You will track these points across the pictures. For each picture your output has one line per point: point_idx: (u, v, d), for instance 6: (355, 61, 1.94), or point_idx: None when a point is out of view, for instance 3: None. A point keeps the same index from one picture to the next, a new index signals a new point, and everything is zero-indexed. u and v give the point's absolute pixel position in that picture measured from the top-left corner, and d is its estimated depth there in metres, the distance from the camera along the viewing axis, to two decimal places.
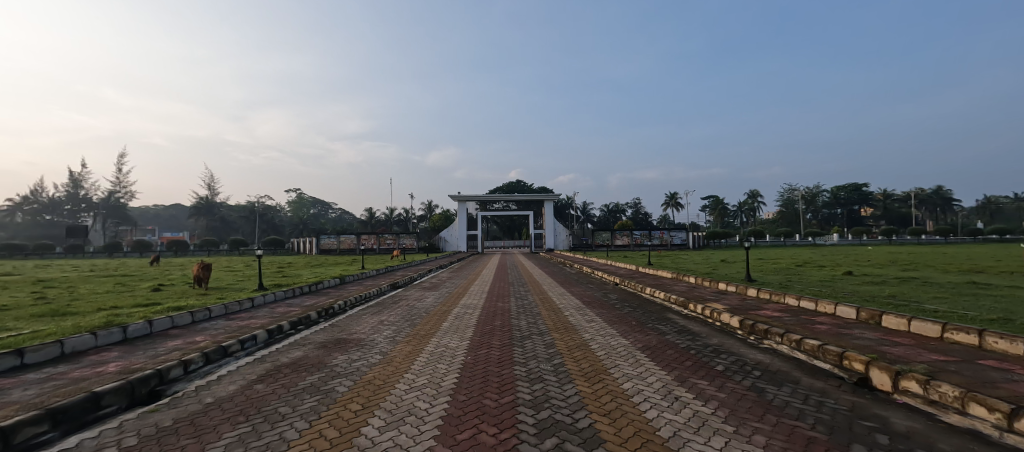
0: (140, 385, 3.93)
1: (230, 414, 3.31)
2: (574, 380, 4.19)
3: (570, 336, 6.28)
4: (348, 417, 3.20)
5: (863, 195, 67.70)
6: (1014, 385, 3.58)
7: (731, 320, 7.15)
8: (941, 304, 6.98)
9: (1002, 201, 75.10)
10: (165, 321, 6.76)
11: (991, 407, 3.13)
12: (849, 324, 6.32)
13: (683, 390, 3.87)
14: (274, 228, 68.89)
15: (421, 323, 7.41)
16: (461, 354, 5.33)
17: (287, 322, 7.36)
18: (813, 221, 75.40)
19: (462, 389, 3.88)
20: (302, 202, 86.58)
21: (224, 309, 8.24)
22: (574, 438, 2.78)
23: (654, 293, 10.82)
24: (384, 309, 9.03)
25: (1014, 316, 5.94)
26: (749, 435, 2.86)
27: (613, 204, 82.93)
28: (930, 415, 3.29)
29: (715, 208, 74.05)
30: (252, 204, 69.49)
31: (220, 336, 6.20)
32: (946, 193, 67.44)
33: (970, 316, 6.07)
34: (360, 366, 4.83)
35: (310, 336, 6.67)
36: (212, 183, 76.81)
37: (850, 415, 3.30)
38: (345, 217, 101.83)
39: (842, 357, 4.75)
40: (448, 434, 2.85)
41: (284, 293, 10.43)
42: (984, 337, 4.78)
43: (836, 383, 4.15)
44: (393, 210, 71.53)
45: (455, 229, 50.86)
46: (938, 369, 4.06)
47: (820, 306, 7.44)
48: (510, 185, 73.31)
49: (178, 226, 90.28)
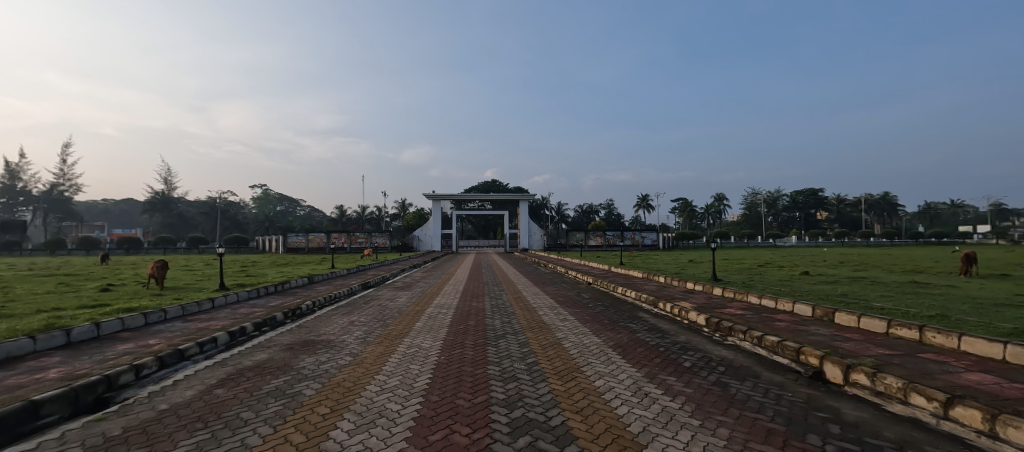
0: (86, 392, 3.68)
1: (187, 420, 3.15)
2: (547, 378, 4.25)
3: (544, 335, 6.33)
4: (315, 420, 3.10)
5: (819, 200, 71.85)
6: (948, 376, 3.90)
7: (699, 318, 7.42)
8: (886, 301, 7.50)
9: (939, 208, 81.12)
10: (114, 324, 6.33)
11: (930, 397, 3.42)
12: (806, 321, 6.69)
13: (652, 386, 3.98)
14: (237, 224, 65.82)
15: (394, 323, 7.29)
16: (434, 354, 5.28)
17: (251, 324, 7.07)
18: (773, 223, 79.00)
19: (435, 390, 3.85)
20: (268, 199, 83.22)
21: (181, 310, 7.80)
22: (546, 436, 2.81)
23: (625, 292, 11.06)
24: (355, 309, 8.80)
25: (949, 313, 6.47)
26: (714, 428, 2.98)
27: (588, 205, 84.16)
28: (876, 405, 3.54)
29: (684, 209, 76.73)
30: (212, 199, 65.92)
31: (176, 339, 5.87)
32: (892, 199, 72.25)
33: (911, 312, 6.56)
34: (328, 368, 4.69)
35: (276, 337, 6.43)
36: (169, 175, 72.12)
37: (806, 406, 3.50)
38: (315, 215, 98.57)
39: (799, 352, 5.02)
40: (420, 435, 2.82)
41: (247, 294, 9.96)
42: (924, 332, 5.18)
43: (794, 377, 4.39)
44: (365, 208, 69.69)
45: (432, 226, 49.94)
46: (884, 362, 4.38)
47: (780, 304, 7.85)
48: (485, 184, 72.66)
49: (129, 223, 84.24)
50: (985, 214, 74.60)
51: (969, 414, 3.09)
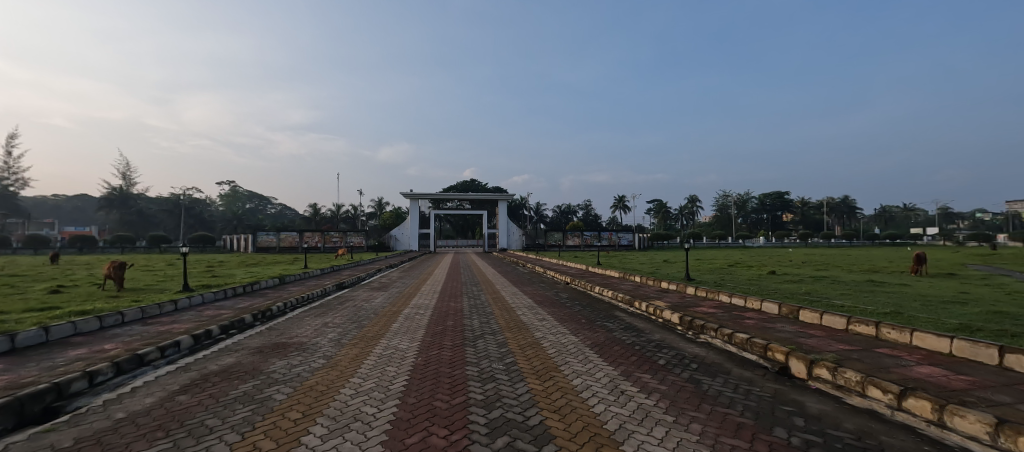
0: (32, 402, 3.43)
1: (146, 429, 2.98)
2: (525, 377, 4.28)
3: (522, 335, 6.34)
4: (286, 426, 2.99)
5: (785, 202, 75.03)
6: (901, 369, 4.16)
7: (672, 316, 7.63)
8: (846, 299, 7.91)
9: (893, 210, 86.07)
10: (65, 328, 5.94)
11: (885, 389, 3.63)
12: (772, 318, 6.98)
13: (628, 384, 4.05)
14: (203, 223, 62.95)
15: (370, 324, 7.16)
16: (411, 355, 5.21)
17: (217, 326, 6.78)
18: (743, 224, 81.91)
19: (412, 392, 3.79)
20: (237, 196, 80.01)
21: (140, 313, 7.39)
22: (525, 436, 2.82)
23: (602, 292, 11.23)
24: (329, 311, 8.58)
25: (902, 310, 6.88)
26: (687, 424, 3.07)
27: (566, 205, 84.99)
28: (837, 398, 3.73)
29: (659, 211, 78.67)
30: (175, 196, 62.75)
31: (135, 343, 5.57)
32: (851, 202, 76.19)
33: (869, 310, 6.95)
34: (300, 371, 4.55)
35: (245, 340, 6.19)
36: (128, 170, 68.19)
37: (773, 401, 3.65)
38: (287, 213, 95.42)
39: (766, 349, 5.24)
40: (397, 438, 2.77)
41: (213, 295, 9.56)
42: (880, 328, 5.49)
43: (761, 372, 4.57)
44: (340, 206, 67.97)
45: (409, 226, 49.24)
46: (844, 357, 4.62)
47: (748, 302, 8.17)
48: (463, 184, 72.19)
49: (83, 221, 79.20)
50: (933, 217, 79.74)
51: (920, 405, 3.29)
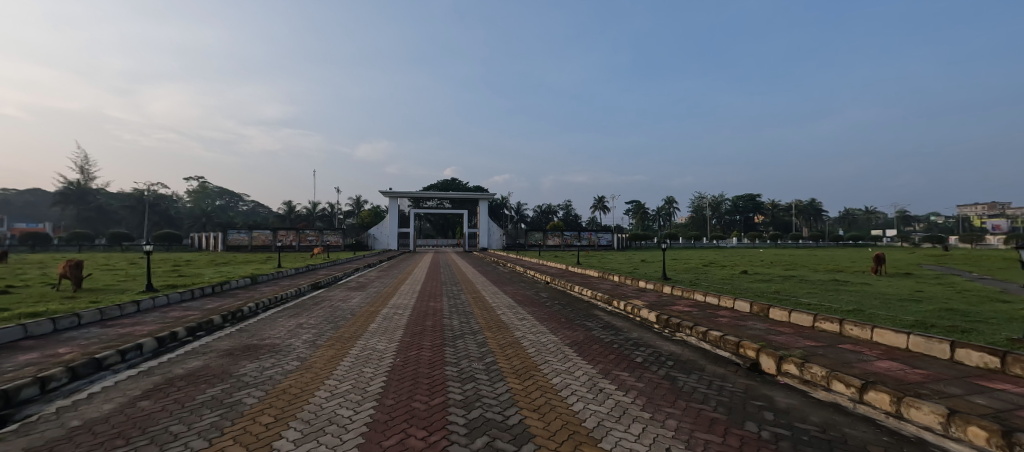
0: None
1: (105, 437, 2.83)
2: (505, 377, 4.27)
3: (502, 334, 6.34)
4: (258, 431, 2.90)
5: (756, 204, 77.81)
6: (863, 364, 4.37)
7: (650, 315, 7.79)
8: (813, 297, 8.26)
9: (855, 213, 90.36)
10: (15, 331, 5.56)
11: (848, 383, 3.81)
12: (744, 316, 7.23)
13: (607, 382, 4.11)
14: (169, 219, 60.08)
15: (347, 325, 7.01)
16: (389, 356, 5.13)
17: (184, 328, 6.49)
18: (717, 225, 84.35)
19: (390, 393, 3.73)
20: (206, 192, 76.76)
21: (99, 315, 7.00)
22: (504, 435, 2.82)
23: (582, 291, 11.36)
24: (304, 311, 8.35)
25: (864, 307, 7.24)
26: (663, 420, 3.14)
27: (546, 205, 85.53)
28: (805, 392, 3.89)
29: (637, 212, 80.26)
30: (139, 191, 59.66)
31: (93, 346, 5.27)
32: (817, 205, 79.63)
33: (834, 307, 7.28)
34: (273, 374, 4.41)
35: (213, 343, 5.94)
36: (87, 163, 64.39)
37: (745, 396, 3.77)
38: (260, 211, 92.24)
39: (738, 346, 5.41)
40: (374, 441, 2.73)
41: (178, 296, 9.14)
42: (844, 325, 5.76)
43: (734, 368, 4.72)
44: (316, 204, 66.25)
45: (388, 224, 48.49)
46: (810, 353, 4.82)
47: (722, 300, 8.43)
48: (443, 183, 71.54)
49: (35, 217, 74.28)
50: (892, 220, 84.32)
51: (879, 397, 3.48)
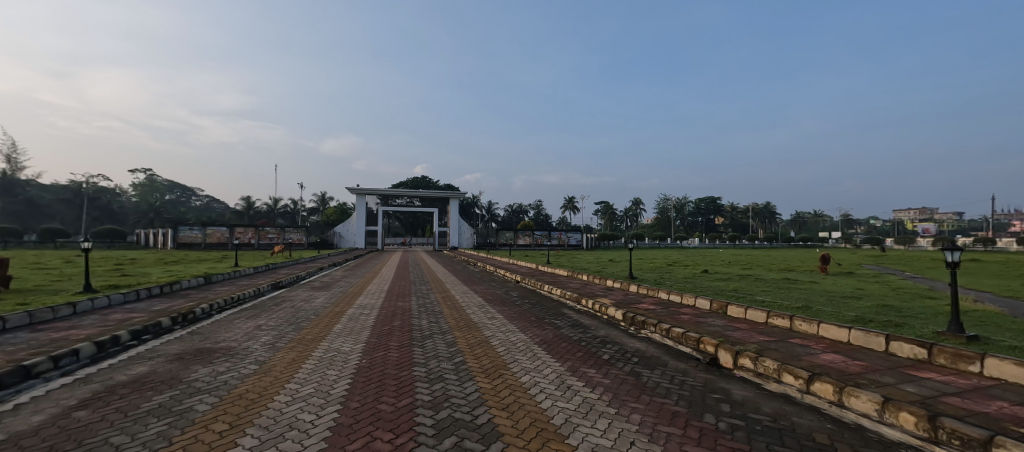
0: None
1: None
2: (474, 376, 4.25)
3: (471, 334, 6.31)
4: (210, 439, 2.75)
5: (717, 206, 81.49)
6: (810, 357, 4.68)
7: (616, 313, 7.99)
8: (767, 295, 8.75)
9: (805, 216, 96.40)
10: None
11: (797, 375, 4.07)
12: (705, 313, 7.56)
13: (575, 379, 4.19)
14: (111, 215, 55.57)
15: (310, 326, 6.76)
16: (355, 357, 4.99)
17: (127, 332, 6.02)
18: (680, 226, 87.59)
19: (354, 396, 3.62)
20: (154, 187, 71.56)
21: (28, 318, 6.39)
22: (472, 435, 2.81)
23: (551, 290, 11.49)
24: (263, 312, 7.96)
25: (812, 304, 7.74)
26: (628, 414, 3.23)
27: (517, 205, 85.80)
28: (758, 385, 4.12)
29: (606, 212, 82.10)
30: (77, 184, 54.82)
31: (20, 353, 4.79)
32: (772, 208, 84.33)
33: (785, 304, 7.75)
34: (228, 379, 4.18)
35: (161, 347, 5.55)
36: (15, 151, 58.53)
37: (704, 389, 3.94)
38: (214, 207, 86.93)
39: (699, 341, 5.66)
40: (337, 445, 2.65)
41: (121, 297, 8.46)
42: (794, 320, 6.13)
43: (694, 363, 4.94)
44: (277, 201, 63.31)
45: (354, 222, 47.01)
46: (764, 347, 5.11)
47: (684, 298, 8.77)
48: (413, 181, 70.27)
49: None
50: (836, 222, 90.71)
51: (824, 388, 3.73)
